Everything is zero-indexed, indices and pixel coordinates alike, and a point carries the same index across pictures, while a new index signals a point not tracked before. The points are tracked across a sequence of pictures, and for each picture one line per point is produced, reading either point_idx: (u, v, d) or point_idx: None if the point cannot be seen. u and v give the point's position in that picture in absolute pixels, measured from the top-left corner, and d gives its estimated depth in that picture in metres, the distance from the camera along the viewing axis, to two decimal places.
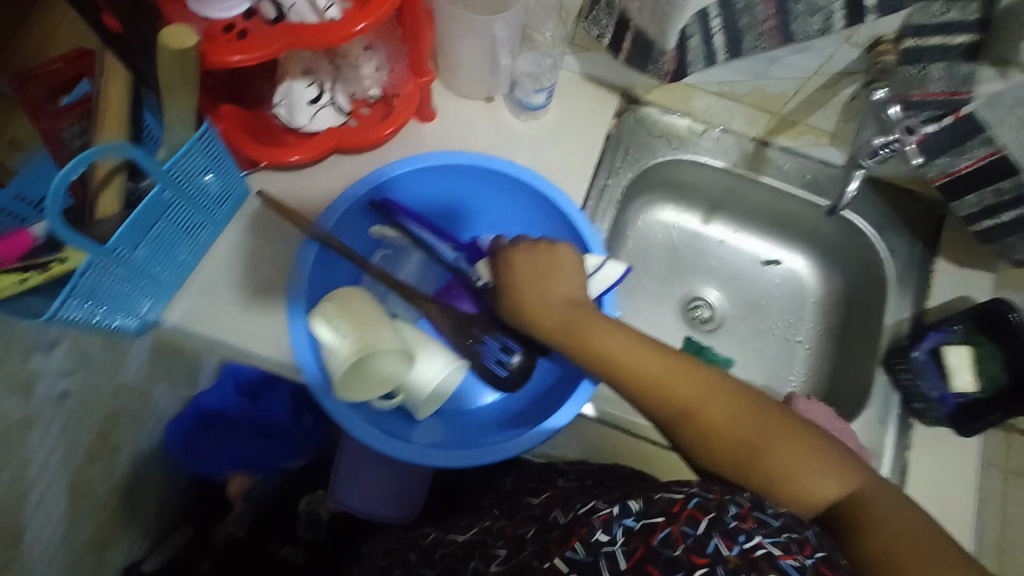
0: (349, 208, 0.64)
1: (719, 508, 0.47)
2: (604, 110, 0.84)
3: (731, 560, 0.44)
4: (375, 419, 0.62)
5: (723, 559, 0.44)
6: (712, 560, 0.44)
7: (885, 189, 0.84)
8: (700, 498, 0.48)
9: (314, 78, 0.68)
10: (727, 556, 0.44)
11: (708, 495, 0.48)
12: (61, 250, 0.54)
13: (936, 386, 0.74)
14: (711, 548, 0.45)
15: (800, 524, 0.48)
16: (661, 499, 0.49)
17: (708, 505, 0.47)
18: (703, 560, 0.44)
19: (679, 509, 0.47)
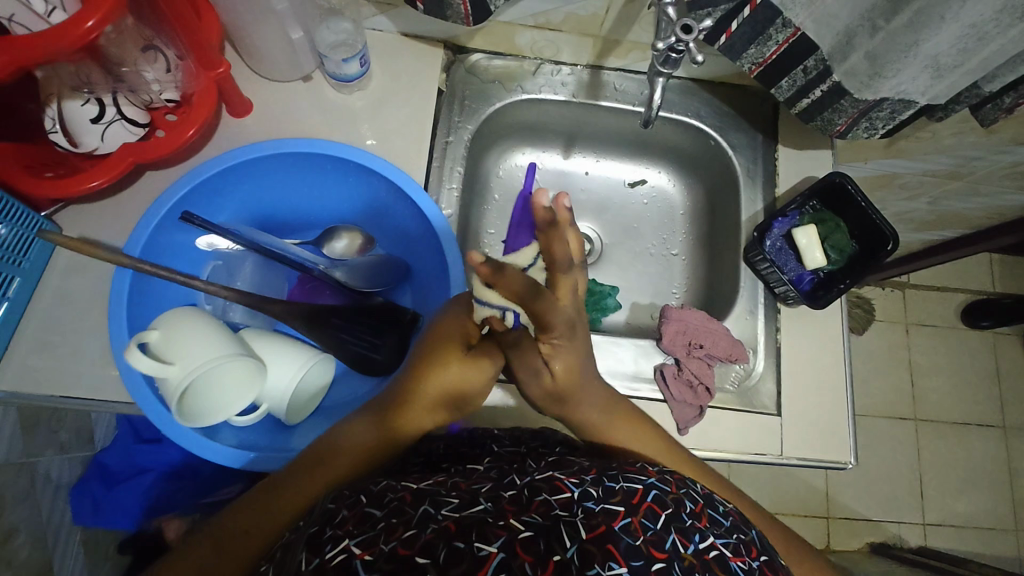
0: (161, 225, 0.60)
1: (677, 505, 0.44)
2: (430, 66, 0.80)
3: (685, 559, 0.40)
4: (240, 437, 0.60)
5: (678, 556, 0.40)
6: (667, 555, 0.39)
7: (719, 90, 0.85)
8: (660, 492, 0.45)
9: (88, 93, 0.62)
10: (681, 554, 0.40)
11: (666, 491, 0.45)
12: None
13: (792, 268, 0.77)
14: (669, 544, 0.40)
15: (744, 523, 0.47)
16: (620, 487, 0.44)
17: (669, 500, 0.44)
18: (660, 552, 0.39)
19: (639, 501, 0.43)
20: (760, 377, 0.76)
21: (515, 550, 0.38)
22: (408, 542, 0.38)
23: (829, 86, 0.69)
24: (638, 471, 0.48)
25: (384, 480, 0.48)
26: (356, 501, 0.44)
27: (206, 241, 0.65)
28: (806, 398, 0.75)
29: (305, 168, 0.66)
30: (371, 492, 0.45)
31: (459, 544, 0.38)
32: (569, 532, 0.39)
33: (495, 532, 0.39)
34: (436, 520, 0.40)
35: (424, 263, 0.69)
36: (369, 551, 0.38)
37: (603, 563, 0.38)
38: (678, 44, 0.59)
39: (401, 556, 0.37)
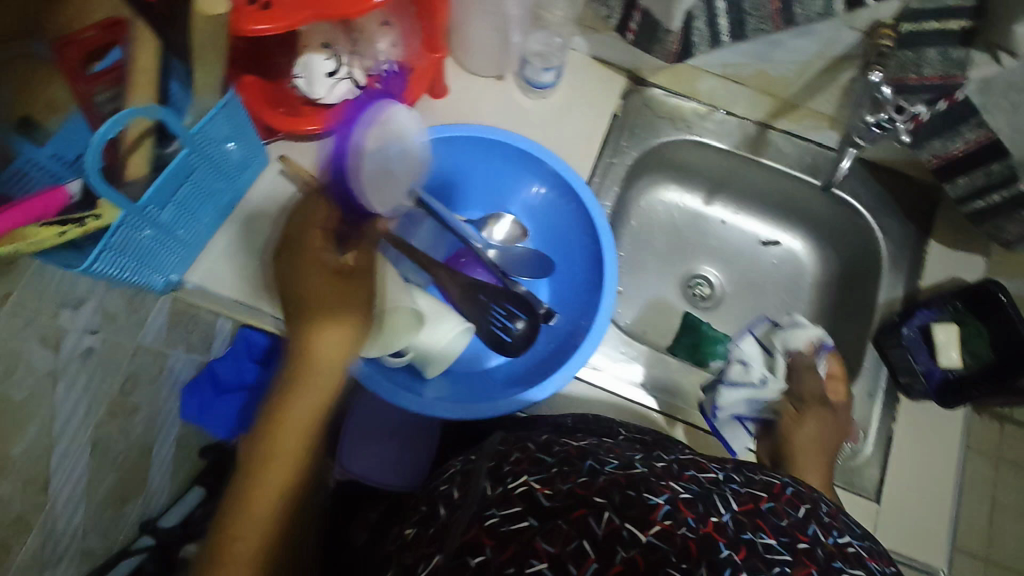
0: (365, 176, 0.68)
1: (813, 503, 0.52)
2: (612, 90, 0.86)
3: (827, 546, 0.47)
4: (385, 374, 0.65)
5: (820, 542, 0.47)
6: (810, 538, 0.47)
7: (882, 173, 0.87)
8: (796, 489, 0.53)
9: (332, 52, 0.72)
10: (823, 541, 0.47)
11: (801, 488, 0.53)
12: (94, 208, 0.57)
13: (924, 361, 0.76)
14: (810, 530, 0.48)
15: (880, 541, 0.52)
16: (759, 477, 0.53)
17: (804, 497, 0.52)
18: (804, 535, 0.47)
19: (779, 491, 0.51)
20: (866, 459, 0.75)
21: (678, 506, 0.46)
22: (584, 484, 0.48)
23: (1011, 193, 0.69)
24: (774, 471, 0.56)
25: (546, 435, 0.58)
26: (526, 446, 0.54)
27: (391, 198, 0.71)
28: (911, 493, 0.74)
29: (493, 155, 0.73)
30: (538, 442, 0.55)
31: (631, 492, 0.47)
32: (721, 503, 0.48)
33: (659, 489, 0.48)
34: (605, 474, 0.50)
35: (573, 264, 0.75)
36: (549, 487, 0.48)
37: (755, 530, 0.46)
38: (886, 122, 0.67)
39: (579, 494, 0.47)
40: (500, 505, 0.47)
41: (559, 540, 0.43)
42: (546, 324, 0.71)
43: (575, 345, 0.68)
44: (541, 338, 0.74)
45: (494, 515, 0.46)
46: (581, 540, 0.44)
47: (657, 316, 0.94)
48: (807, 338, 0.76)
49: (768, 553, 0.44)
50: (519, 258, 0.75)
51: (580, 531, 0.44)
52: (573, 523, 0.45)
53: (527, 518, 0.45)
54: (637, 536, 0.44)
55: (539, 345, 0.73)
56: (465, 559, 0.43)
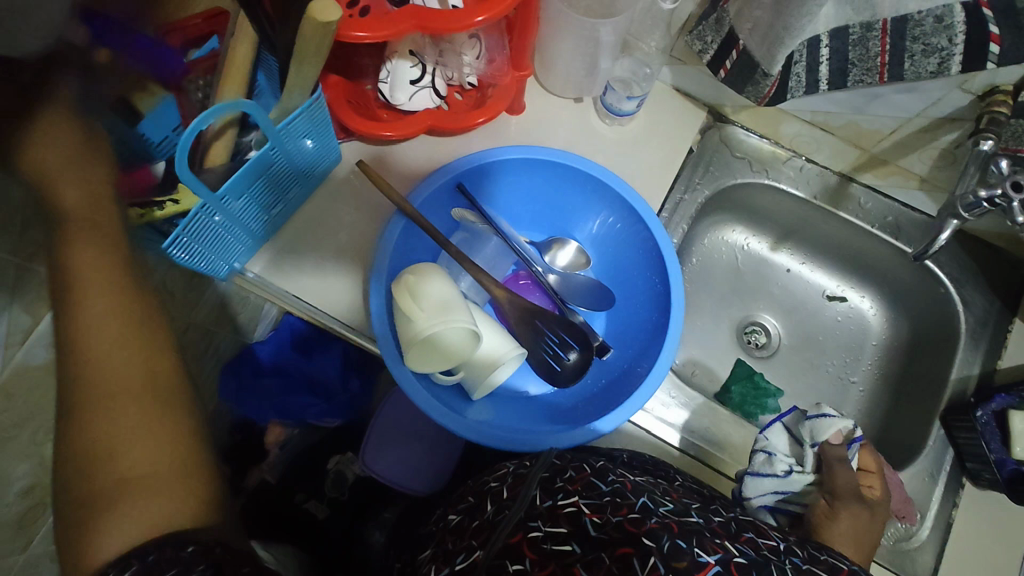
0: (440, 188, 0.67)
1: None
2: (691, 125, 0.84)
3: None
4: (434, 391, 0.64)
5: None
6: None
7: (968, 241, 0.82)
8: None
9: (419, 59, 0.71)
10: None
11: None
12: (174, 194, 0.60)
13: (997, 449, 0.70)
14: None
15: None
16: (823, 558, 0.51)
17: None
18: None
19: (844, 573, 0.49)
20: (920, 544, 0.70)
21: (729, 568, 0.45)
22: (634, 522, 0.47)
23: None
24: (845, 556, 0.52)
25: (603, 461, 0.58)
26: (581, 468, 0.56)
27: (459, 213, 0.71)
28: None
29: (566, 180, 0.71)
30: (594, 467, 0.56)
31: (680, 543, 0.45)
32: (777, 573, 0.46)
33: (712, 547, 0.46)
34: (657, 515, 0.48)
35: (635, 303, 0.73)
36: (598, 515, 0.49)
37: None
38: (999, 197, 0.61)
39: (628, 530, 0.47)
40: (545, 521, 0.49)
41: (600, 571, 0.44)
42: (598, 357, 0.72)
43: (633, 385, 0.65)
44: (592, 373, 0.72)
45: (538, 528, 0.48)
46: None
47: (709, 359, 0.91)
48: (835, 429, 0.69)
49: None
50: (580, 289, 0.74)
51: (621, 570, 0.44)
52: (617, 560, 0.45)
53: (571, 542, 0.47)
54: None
55: (590, 378, 0.72)
56: (505, 561, 0.46)
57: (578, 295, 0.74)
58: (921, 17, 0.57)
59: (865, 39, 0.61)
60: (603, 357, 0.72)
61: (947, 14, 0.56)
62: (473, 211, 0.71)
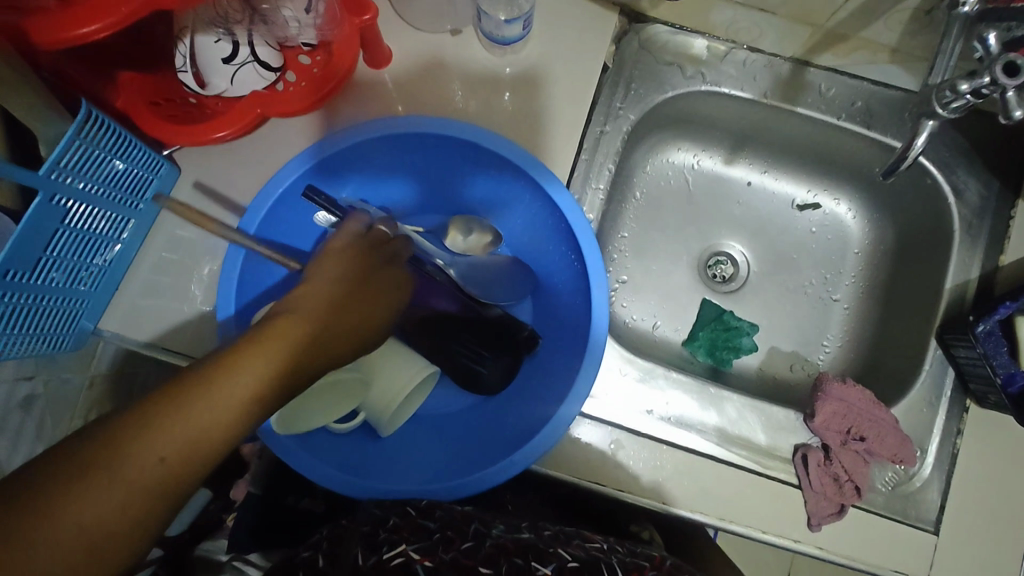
0: (286, 194, 0.55)
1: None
2: (600, 34, 0.67)
3: None
4: (334, 443, 0.55)
5: None
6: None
7: (956, 114, 0.67)
8: (675, 560, 0.51)
9: (224, 30, 0.55)
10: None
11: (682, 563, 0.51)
12: None
13: (1003, 363, 0.61)
14: None
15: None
16: (642, 551, 0.52)
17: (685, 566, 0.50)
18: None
19: (658, 561, 0.50)
20: (923, 483, 0.63)
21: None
22: (469, 554, 0.46)
23: None
24: (653, 546, 0.55)
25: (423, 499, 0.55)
26: (406, 511, 0.50)
27: (324, 218, 0.60)
28: (976, 520, 0.61)
29: (440, 151, 0.58)
30: (420, 505, 0.51)
31: (518, 560, 0.46)
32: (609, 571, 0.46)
33: (548, 557, 0.47)
34: (491, 539, 0.49)
35: (556, 279, 0.62)
36: (429, 558, 0.45)
37: None
38: (987, 87, 0.47)
39: (464, 564, 0.45)
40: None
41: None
42: (529, 350, 0.61)
43: (562, 381, 0.56)
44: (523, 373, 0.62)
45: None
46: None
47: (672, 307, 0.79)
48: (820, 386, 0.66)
49: None
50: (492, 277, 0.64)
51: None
52: None
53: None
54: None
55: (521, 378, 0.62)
56: None
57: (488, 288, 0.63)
58: None
59: None
60: (534, 350, 0.61)
61: None
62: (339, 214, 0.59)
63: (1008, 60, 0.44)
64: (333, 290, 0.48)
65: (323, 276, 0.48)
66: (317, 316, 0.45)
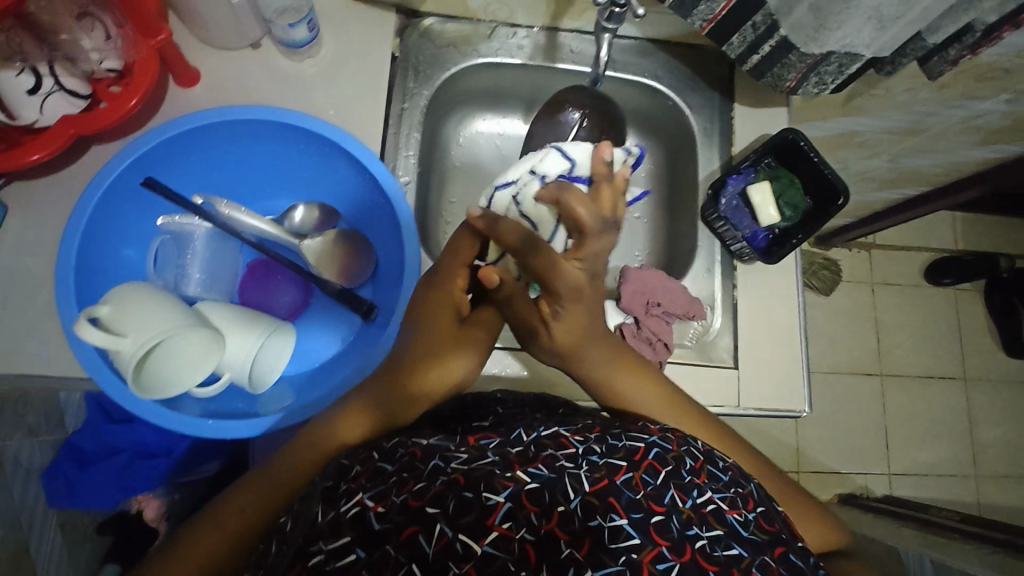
0: (108, 199, 0.60)
1: (676, 463, 0.50)
2: (382, 30, 0.79)
3: (683, 512, 0.46)
4: (205, 403, 0.61)
5: (677, 509, 0.47)
6: (666, 508, 0.46)
7: (676, 50, 0.86)
8: (661, 449, 0.51)
9: (23, 63, 0.59)
10: (680, 507, 0.47)
11: (666, 449, 0.52)
12: None
13: (747, 225, 0.79)
14: (668, 498, 0.47)
15: (743, 477, 0.54)
16: (623, 445, 0.51)
17: (668, 458, 0.50)
18: (660, 506, 0.46)
19: (640, 458, 0.50)
20: (718, 332, 0.78)
21: (521, 502, 0.44)
22: (417, 495, 0.44)
23: (777, 40, 0.69)
24: (642, 431, 0.53)
25: (396, 437, 0.52)
26: (369, 457, 0.49)
27: (166, 219, 0.66)
28: (763, 350, 0.77)
29: (245, 136, 0.65)
30: (383, 449, 0.50)
31: (467, 495, 0.44)
32: (572, 485, 0.46)
33: (501, 483, 0.45)
34: (446, 472, 0.46)
35: (381, 232, 0.70)
36: (382, 504, 0.43)
37: (604, 514, 0.44)
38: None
39: (412, 507, 0.43)
40: (328, 537, 0.42)
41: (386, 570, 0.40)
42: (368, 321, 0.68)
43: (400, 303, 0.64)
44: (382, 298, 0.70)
45: (317, 550, 0.42)
46: (410, 564, 0.41)
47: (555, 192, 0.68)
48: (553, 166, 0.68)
49: (615, 542, 0.43)
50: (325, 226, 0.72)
51: (409, 556, 0.41)
52: (403, 545, 0.41)
53: (354, 549, 0.41)
54: (472, 544, 0.42)
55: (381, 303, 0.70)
56: None
57: (328, 258, 0.70)
58: None
59: None
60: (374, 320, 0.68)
61: None
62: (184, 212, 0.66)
63: None
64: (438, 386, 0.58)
65: (455, 375, 0.58)
66: (398, 398, 0.57)
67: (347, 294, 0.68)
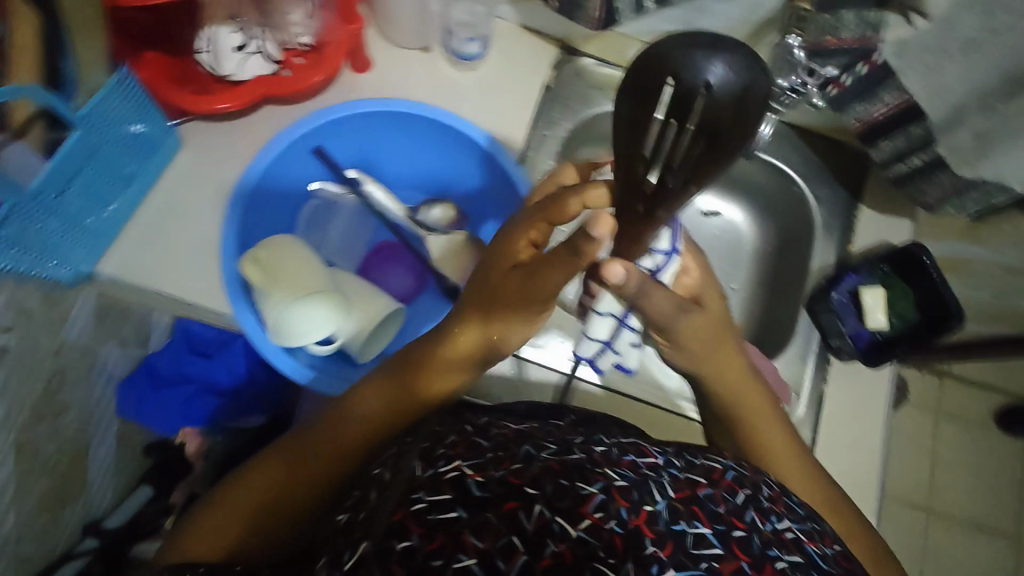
0: (286, 154, 0.65)
1: (754, 488, 0.53)
2: (542, 61, 0.84)
3: (764, 534, 0.48)
4: (314, 361, 0.64)
5: (756, 528, 0.48)
6: (747, 526, 0.48)
7: (813, 139, 0.87)
8: (738, 473, 0.54)
9: (239, 24, 0.68)
10: (760, 529, 0.48)
11: (744, 472, 0.54)
12: None
13: (852, 325, 0.80)
14: (748, 517, 0.49)
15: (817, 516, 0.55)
16: (700, 462, 0.54)
17: (745, 480, 0.53)
18: (741, 523, 0.48)
19: (719, 476, 0.52)
20: (798, 420, 0.78)
21: (612, 495, 0.47)
22: (516, 473, 0.48)
23: (929, 157, 0.70)
24: (720, 455, 0.56)
25: (486, 418, 0.58)
26: (463, 429, 0.55)
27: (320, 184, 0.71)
28: (839, 450, 0.77)
29: (412, 127, 0.70)
30: (476, 424, 0.56)
31: (562, 481, 0.48)
32: (657, 489, 0.49)
33: (595, 477, 0.49)
34: (540, 459, 0.50)
35: None
36: (480, 474, 0.49)
37: (688, 519, 0.47)
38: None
39: (511, 482, 0.48)
40: (428, 490, 0.48)
41: (487, 535, 0.45)
42: None
43: None
44: None
45: (420, 499, 0.47)
46: (511, 535, 0.45)
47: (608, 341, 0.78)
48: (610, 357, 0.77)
49: (697, 547, 0.46)
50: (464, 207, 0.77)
51: (511, 526, 0.45)
52: (504, 515, 0.46)
53: (456, 508, 0.46)
54: (567, 526, 0.45)
55: None
56: (393, 542, 0.45)
57: (453, 259, 0.72)
58: None
59: None
60: None
61: None
62: (338, 181, 0.72)
63: None
64: (470, 349, 0.59)
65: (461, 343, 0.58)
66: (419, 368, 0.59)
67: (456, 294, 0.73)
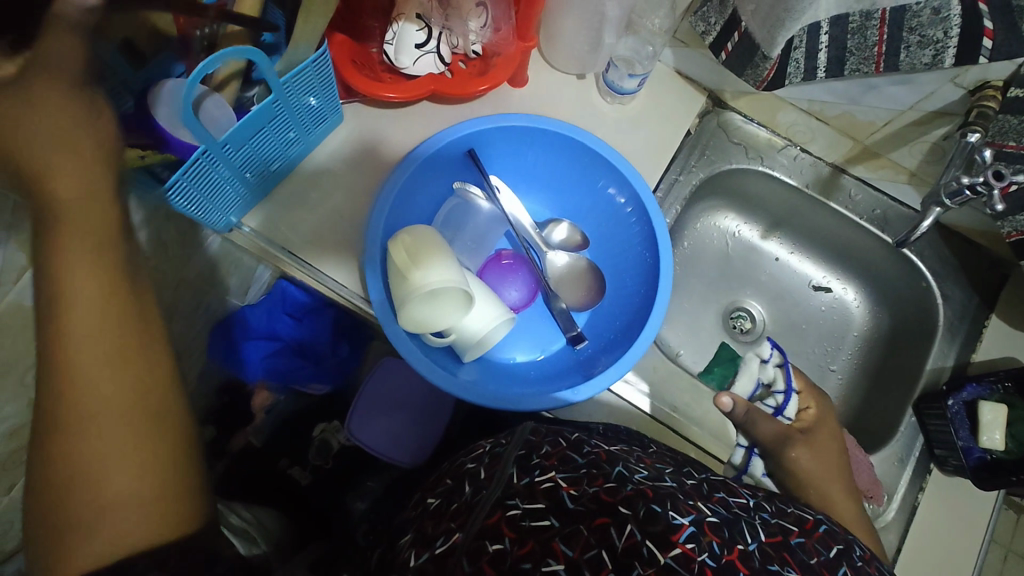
0: (442, 151, 0.69)
1: (846, 546, 0.51)
2: (689, 108, 0.85)
3: None
4: (425, 350, 0.66)
5: None
6: None
7: (953, 238, 0.84)
8: (829, 527, 0.53)
9: (425, 23, 0.71)
10: None
11: (835, 529, 0.53)
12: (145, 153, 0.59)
13: (965, 438, 0.73)
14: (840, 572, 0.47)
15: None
16: (790, 511, 0.54)
17: (837, 536, 0.52)
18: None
19: (811, 528, 0.51)
20: (886, 523, 0.74)
21: (704, 528, 0.45)
22: (610, 491, 0.46)
23: None
24: (809, 509, 0.56)
25: (579, 434, 0.57)
26: (557, 442, 0.54)
27: (461, 185, 0.74)
28: (924, 565, 0.73)
29: (561, 147, 0.72)
30: (569, 440, 0.54)
31: (655, 508, 0.45)
32: (750, 530, 0.47)
33: (686, 508, 0.46)
34: (633, 482, 0.48)
35: (621, 279, 0.76)
36: (574, 488, 0.47)
37: (782, 563, 0.45)
38: (981, 185, 0.63)
39: (605, 500, 0.45)
40: (523, 497, 0.46)
41: (578, 545, 0.42)
42: (572, 345, 0.75)
43: (631, 339, 0.68)
44: (595, 328, 0.76)
45: (516, 505, 0.45)
46: (601, 548, 0.42)
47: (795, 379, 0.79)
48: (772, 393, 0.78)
49: None
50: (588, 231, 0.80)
51: (600, 540, 0.43)
52: (594, 531, 0.43)
53: (549, 516, 0.44)
54: (657, 553, 0.42)
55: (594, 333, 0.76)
56: (485, 543, 0.43)
57: (570, 285, 0.77)
58: (919, 8, 0.58)
59: (864, 27, 0.61)
60: (577, 346, 0.75)
61: (944, 7, 0.57)
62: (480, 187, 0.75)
63: (997, 167, 0.61)
64: None
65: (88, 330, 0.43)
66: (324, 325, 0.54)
67: (563, 315, 0.75)
